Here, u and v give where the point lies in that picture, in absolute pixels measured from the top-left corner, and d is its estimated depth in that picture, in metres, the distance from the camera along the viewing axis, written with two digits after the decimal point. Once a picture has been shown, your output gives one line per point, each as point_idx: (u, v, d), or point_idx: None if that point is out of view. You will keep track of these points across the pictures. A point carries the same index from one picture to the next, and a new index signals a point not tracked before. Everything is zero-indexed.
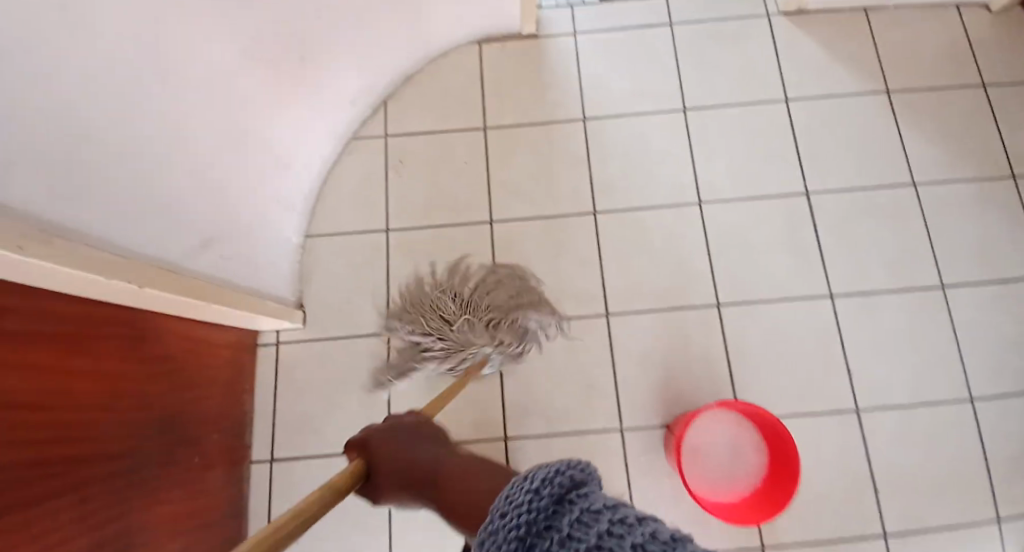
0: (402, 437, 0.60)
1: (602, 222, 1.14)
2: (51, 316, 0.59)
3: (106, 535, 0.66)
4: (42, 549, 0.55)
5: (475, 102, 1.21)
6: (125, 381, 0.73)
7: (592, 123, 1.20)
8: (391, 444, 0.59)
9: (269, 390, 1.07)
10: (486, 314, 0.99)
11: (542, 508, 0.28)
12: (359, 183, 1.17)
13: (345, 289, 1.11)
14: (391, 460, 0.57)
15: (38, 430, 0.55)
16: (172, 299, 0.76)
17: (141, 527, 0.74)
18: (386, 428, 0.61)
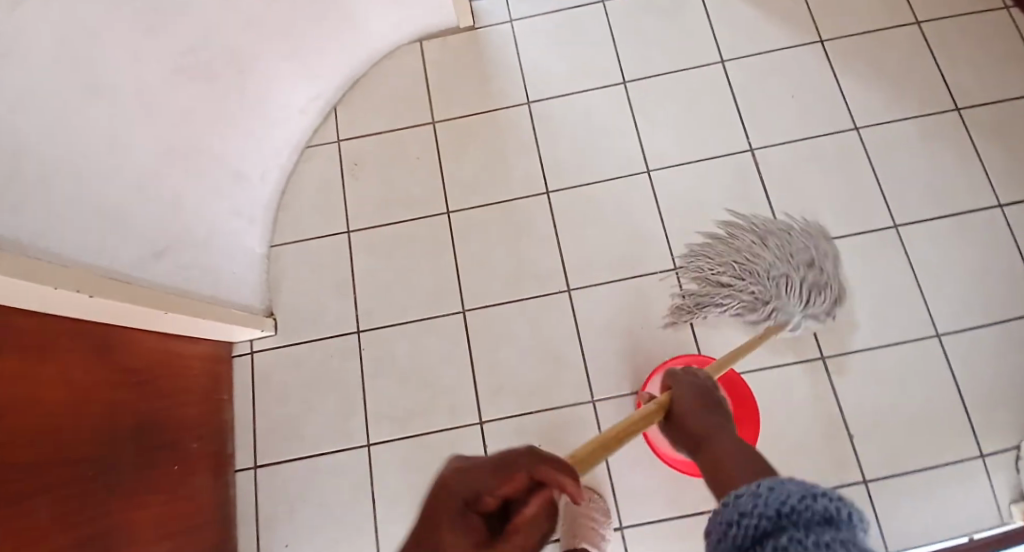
0: (702, 397, 0.71)
1: (555, 199, 1.16)
2: (15, 331, 0.62)
3: (91, 537, 0.68)
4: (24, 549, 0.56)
5: (422, 99, 1.26)
6: (97, 391, 0.75)
7: (537, 106, 1.23)
8: (695, 395, 0.72)
9: (247, 398, 1.07)
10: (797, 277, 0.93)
11: (813, 511, 0.33)
12: (317, 189, 1.20)
13: (311, 292, 1.13)
14: (684, 413, 0.70)
15: (15, 434, 0.58)
16: (122, 307, 0.79)
17: (127, 532, 0.76)
18: (689, 379, 0.75)
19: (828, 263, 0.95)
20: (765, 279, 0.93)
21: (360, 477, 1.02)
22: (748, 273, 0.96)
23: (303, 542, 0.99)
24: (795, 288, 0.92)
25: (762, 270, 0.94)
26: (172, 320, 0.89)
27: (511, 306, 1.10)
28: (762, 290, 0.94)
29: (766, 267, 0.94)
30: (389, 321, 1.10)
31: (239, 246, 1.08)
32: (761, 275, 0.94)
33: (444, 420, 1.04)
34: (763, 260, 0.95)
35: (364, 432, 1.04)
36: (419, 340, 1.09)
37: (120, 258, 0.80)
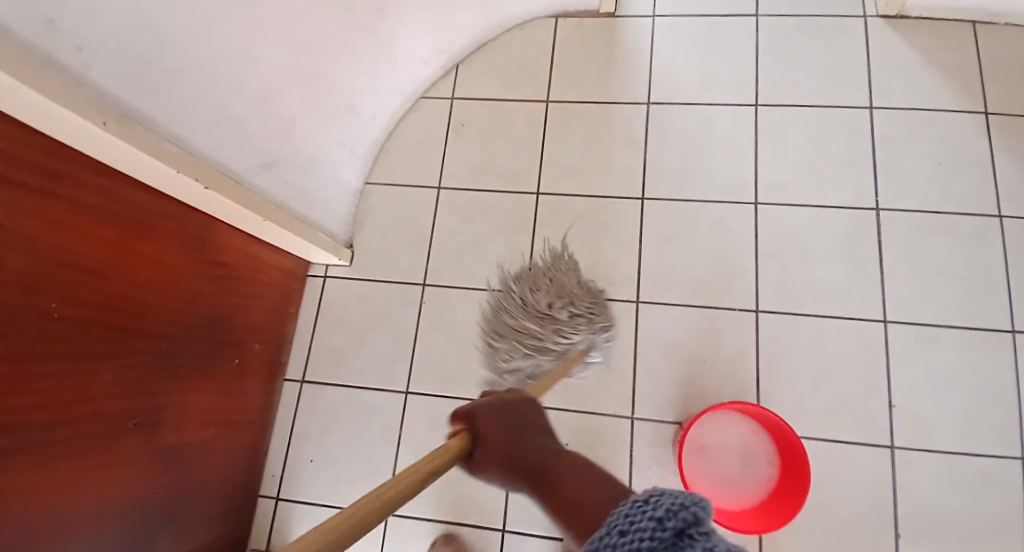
0: (513, 419, 0.62)
1: (649, 208, 1.13)
2: (121, 197, 0.68)
3: (140, 401, 0.75)
4: (64, 393, 0.63)
5: (542, 76, 1.24)
6: (187, 274, 0.81)
7: (657, 108, 1.19)
8: (503, 426, 0.61)
9: (310, 318, 1.12)
10: (545, 291, 0.99)
11: (667, 538, 0.34)
12: (421, 139, 1.22)
13: (391, 236, 1.16)
14: (503, 446, 0.59)
15: (88, 292, 0.64)
16: (230, 207, 0.84)
17: (176, 406, 0.82)
18: (493, 409, 0.62)
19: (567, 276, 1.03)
20: (537, 319, 0.97)
21: (391, 423, 1.04)
22: (532, 341, 0.97)
23: (323, 466, 1.03)
24: (557, 306, 0.97)
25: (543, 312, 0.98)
26: (266, 229, 0.94)
27: None
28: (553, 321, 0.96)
29: (534, 324, 0.97)
30: (456, 283, 1.12)
31: (338, 176, 1.12)
32: (533, 326, 0.97)
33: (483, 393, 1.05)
34: (530, 324, 0.97)
35: (406, 381, 1.07)
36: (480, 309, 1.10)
37: (235, 161, 0.84)
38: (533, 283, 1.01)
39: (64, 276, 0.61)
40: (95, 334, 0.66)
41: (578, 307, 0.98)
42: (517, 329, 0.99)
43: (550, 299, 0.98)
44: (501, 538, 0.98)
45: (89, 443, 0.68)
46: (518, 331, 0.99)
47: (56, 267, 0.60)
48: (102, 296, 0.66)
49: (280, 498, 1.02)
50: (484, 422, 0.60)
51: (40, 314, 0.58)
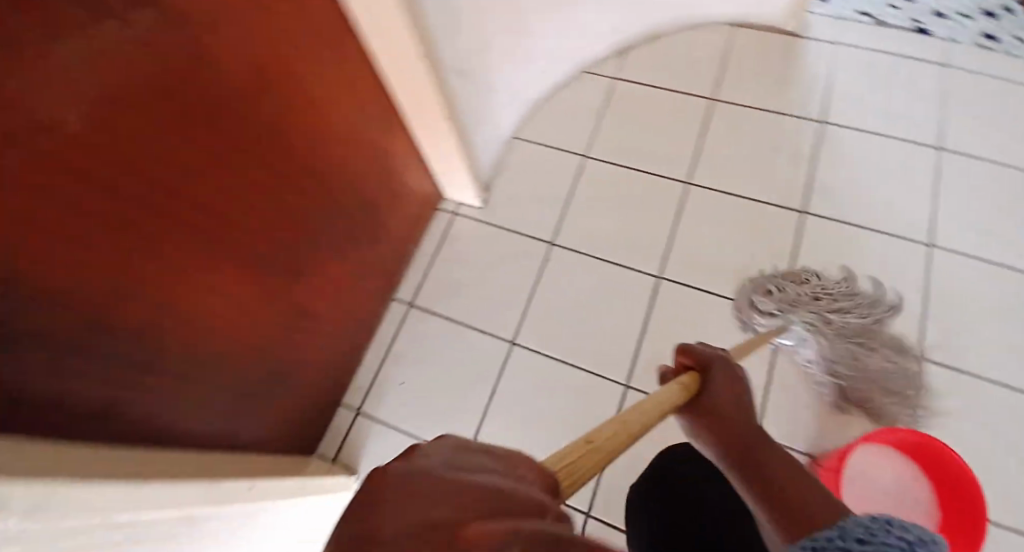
0: (744, 398, 0.51)
1: (809, 223, 1.01)
2: (336, 31, 0.68)
3: (302, 245, 0.73)
4: (258, 198, 0.61)
5: (713, 75, 1.18)
6: (365, 141, 0.80)
7: (832, 128, 1.10)
8: (732, 398, 0.50)
9: (432, 248, 1.10)
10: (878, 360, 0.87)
11: None
12: (576, 109, 1.19)
13: (529, 192, 1.12)
14: (727, 411, 0.49)
15: (290, 101, 0.63)
16: (424, 94, 0.82)
17: (320, 269, 0.80)
18: (732, 376, 0.52)
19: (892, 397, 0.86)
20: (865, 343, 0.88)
21: (488, 371, 0.98)
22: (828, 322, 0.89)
23: (412, 397, 0.98)
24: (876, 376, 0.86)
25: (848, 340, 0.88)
26: (425, 127, 0.90)
27: (711, 297, 0.97)
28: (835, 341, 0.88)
29: (831, 325, 0.89)
30: (585, 249, 1.05)
31: (499, 121, 1.10)
32: (838, 314, 0.89)
33: (591, 365, 0.96)
34: (835, 327, 0.89)
35: (515, 330, 1.01)
36: (604, 280, 1.01)
37: (445, 53, 0.81)
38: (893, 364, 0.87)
39: (275, 72, 0.60)
40: (283, 156, 0.64)
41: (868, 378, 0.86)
42: (825, 302, 0.90)
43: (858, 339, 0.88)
44: (582, 522, 0.88)
45: (256, 274, 0.66)
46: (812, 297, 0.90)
47: (269, 60, 0.58)
48: (297, 114, 0.65)
49: (361, 412, 0.97)
50: (712, 374, 0.52)
51: (250, 98, 0.57)
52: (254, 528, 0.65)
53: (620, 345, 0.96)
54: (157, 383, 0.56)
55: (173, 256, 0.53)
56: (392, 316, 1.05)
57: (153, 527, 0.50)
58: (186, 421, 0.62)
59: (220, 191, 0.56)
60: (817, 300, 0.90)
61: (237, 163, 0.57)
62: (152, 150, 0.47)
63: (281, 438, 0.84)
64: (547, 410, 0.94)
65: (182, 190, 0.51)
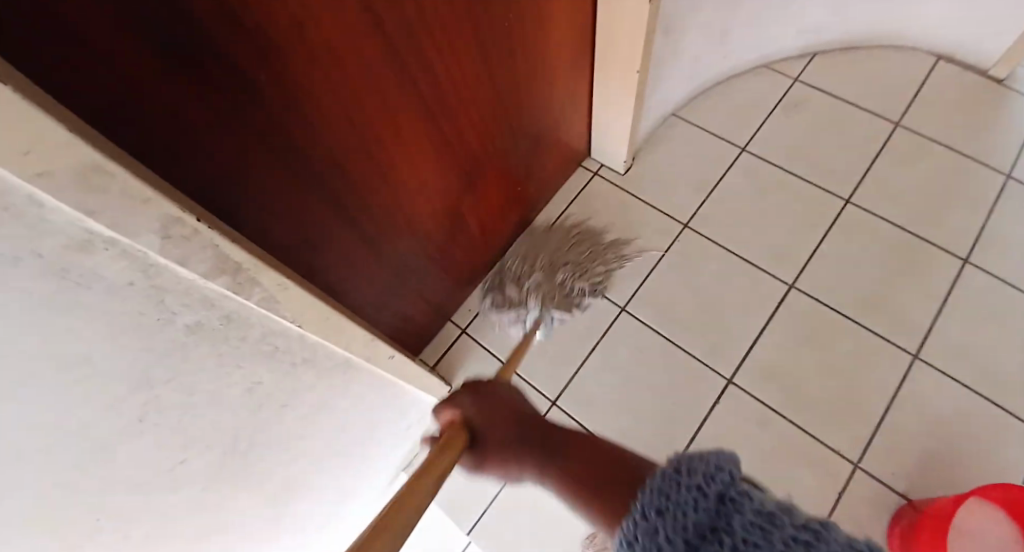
0: (501, 400, 0.57)
1: (968, 275, 0.95)
2: None
3: (480, 154, 0.77)
4: (468, 95, 0.65)
5: (902, 101, 1.11)
6: (558, 73, 0.83)
7: (1019, 185, 1.01)
8: (495, 413, 0.56)
9: (568, 198, 1.11)
10: (552, 256, 1.01)
11: (707, 509, 0.30)
12: (744, 102, 1.16)
13: (676, 170, 1.11)
14: (501, 422, 0.55)
15: (526, 13, 0.66)
16: (628, 38, 0.83)
17: (484, 184, 0.83)
18: (491, 390, 0.58)
19: (597, 269, 1.01)
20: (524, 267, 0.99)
21: (595, 327, 0.99)
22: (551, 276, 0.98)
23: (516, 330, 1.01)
24: (571, 273, 0.99)
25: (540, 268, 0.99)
26: (613, 75, 0.92)
27: (841, 319, 0.94)
28: (545, 276, 0.97)
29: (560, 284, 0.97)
30: (720, 240, 1.03)
31: (668, 93, 1.09)
32: (540, 271, 0.98)
33: (698, 351, 0.95)
34: (593, 270, 1.01)
35: (629, 297, 1.01)
36: (733, 274, 1.00)
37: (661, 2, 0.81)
38: (569, 246, 1.02)
39: None
40: (500, 67, 0.68)
41: (565, 267, 0.99)
42: (555, 251, 1.01)
43: (546, 264, 0.99)
44: None
45: (439, 172, 0.70)
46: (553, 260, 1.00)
47: None
48: (526, 28, 0.68)
49: (466, 331, 1.02)
50: (467, 407, 0.57)
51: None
52: (367, 393, 0.70)
53: (734, 342, 0.95)
54: (351, 237, 0.62)
55: (399, 127, 0.58)
56: None
57: (323, 354, 0.57)
58: (357, 283, 0.68)
59: (449, 76, 0.60)
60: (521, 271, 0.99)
61: (470, 55, 0.61)
62: (424, 16, 0.51)
63: (403, 330, 0.90)
64: (644, 380, 0.94)
65: (426, 63, 0.56)
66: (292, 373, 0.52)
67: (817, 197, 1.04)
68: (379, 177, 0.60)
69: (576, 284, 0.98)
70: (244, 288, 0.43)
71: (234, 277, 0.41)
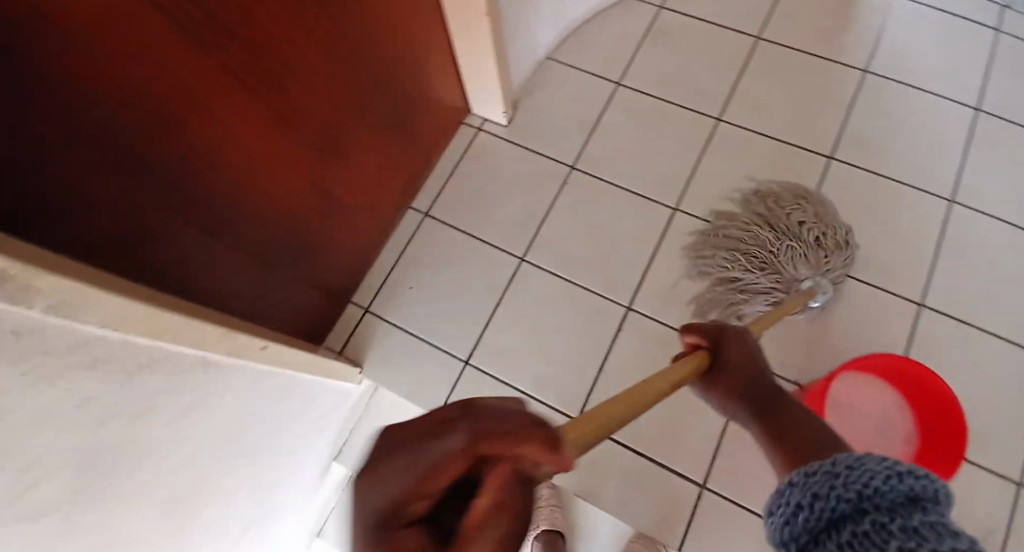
0: (754, 352, 0.51)
1: (835, 170, 1.00)
2: None
3: (325, 125, 0.73)
4: (283, 61, 0.62)
5: (761, 16, 1.13)
6: (398, 29, 0.80)
7: (872, 79, 1.06)
8: (743, 354, 0.50)
9: (454, 157, 1.08)
10: (784, 227, 0.90)
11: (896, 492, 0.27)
12: (615, 37, 1.15)
13: (558, 112, 1.10)
14: (738, 372, 0.49)
15: None
16: None
17: (342, 157, 0.80)
18: (741, 333, 0.52)
19: (835, 246, 0.88)
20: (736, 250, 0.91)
21: (496, 280, 0.99)
22: (790, 245, 0.88)
23: (420, 298, 0.99)
24: (805, 235, 0.88)
25: (755, 249, 0.90)
26: (466, 19, 0.89)
27: None
28: (764, 260, 0.88)
29: (816, 247, 0.88)
30: (606, 176, 1.04)
31: (534, 35, 1.07)
32: (778, 243, 0.88)
33: (599, 286, 0.97)
34: (827, 239, 0.88)
35: (527, 247, 1.00)
36: (623, 208, 1.01)
37: None
38: (803, 216, 0.90)
39: None
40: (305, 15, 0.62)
41: (797, 243, 0.88)
42: (775, 213, 0.92)
43: (768, 249, 0.89)
44: None
45: (278, 148, 0.67)
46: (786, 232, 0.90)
47: None
48: None
49: (368, 310, 0.99)
50: (712, 332, 0.53)
51: None
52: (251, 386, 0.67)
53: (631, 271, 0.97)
54: (185, 231, 0.57)
55: (194, 93, 0.52)
56: (409, 221, 1.04)
57: (168, 357, 0.52)
58: (208, 275, 0.63)
59: (251, 43, 0.57)
60: (734, 252, 0.91)
61: (269, 18, 0.58)
62: None
63: (291, 319, 0.85)
64: (551, 324, 0.96)
65: (217, 30, 0.52)
66: (138, 382, 0.47)
67: (692, 120, 1.06)
68: (193, 154, 0.55)
69: (808, 259, 0.87)
70: (23, 298, 0.36)
71: (4, 286, 0.34)
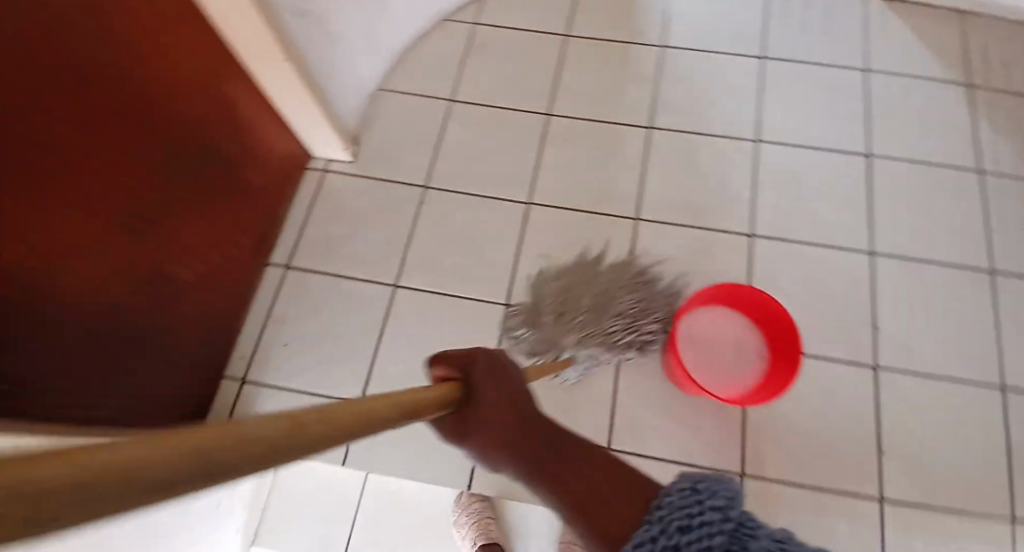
0: (510, 380, 0.49)
1: (658, 136, 1.10)
2: None
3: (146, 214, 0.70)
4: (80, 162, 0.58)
5: (563, 13, 1.22)
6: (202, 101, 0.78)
7: (670, 51, 1.17)
8: (503, 387, 0.48)
9: (305, 203, 1.06)
10: (603, 307, 0.94)
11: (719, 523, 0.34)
12: (437, 57, 1.19)
13: (399, 138, 1.11)
14: (492, 410, 0.46)
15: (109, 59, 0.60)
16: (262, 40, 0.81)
17: (174, 239, 0.76)
18: (495, 362, 0.49)
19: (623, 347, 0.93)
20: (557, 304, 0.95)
21: (376, 313, 0.98)
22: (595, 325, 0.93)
23: (303, 350, 0.96)
24: (614, 328, 0.92)
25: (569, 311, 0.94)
26: (277, 72, 0.88)
27: (580, 214, 1.04)
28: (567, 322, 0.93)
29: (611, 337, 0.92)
30: (459, 188, 1.07)
31: (356, 69, 1.07)
32: (592, 320, 0.93)
33: (477, 293, 0.99)
34: (618, 337, 0.92)
35: (398, 273, 1.00)
36: (481, 214, 1.04)
37: None
38: (626, 307, 0.93)
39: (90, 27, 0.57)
40: (69, 80, 0.56)
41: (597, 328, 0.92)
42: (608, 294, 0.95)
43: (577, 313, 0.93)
44: None
45: (94, 250, 0.63)
46: (595, 309, 0.94)
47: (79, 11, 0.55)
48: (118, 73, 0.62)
49: (248, 379, 0.95)
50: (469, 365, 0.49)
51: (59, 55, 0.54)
52: None
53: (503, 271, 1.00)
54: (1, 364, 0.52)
55: None
56: (273, 278, 1.01)
57: None
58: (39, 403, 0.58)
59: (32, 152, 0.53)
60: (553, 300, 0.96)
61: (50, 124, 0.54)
62: None
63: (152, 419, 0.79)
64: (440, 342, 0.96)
65: None
66: None
67: (525, 119, 1.12)
68: None
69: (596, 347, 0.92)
70: None
71: None
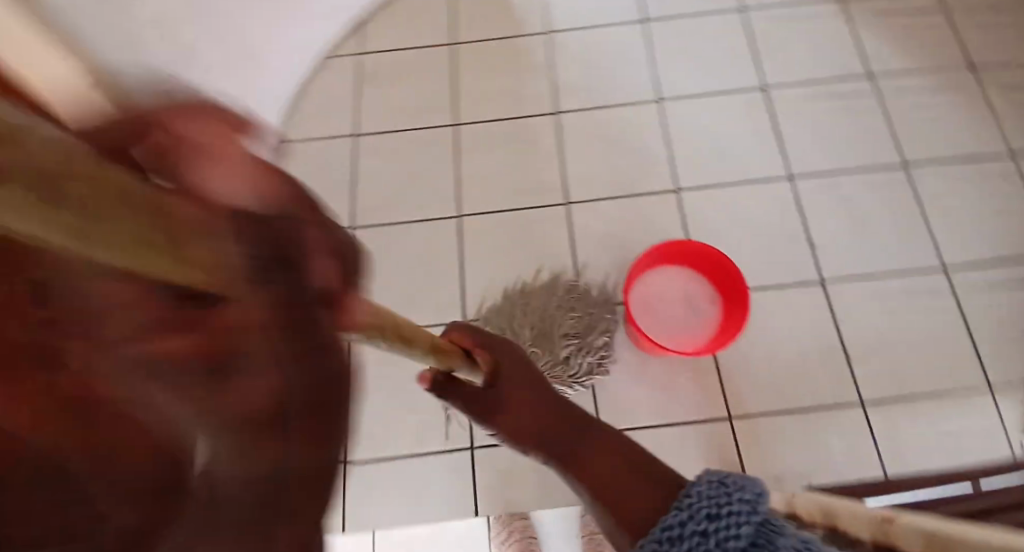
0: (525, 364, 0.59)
1: (566, 120, 1.11)
2: None
3: None
4: None
5: (445, 23, 1.22)
6: None
7: (556, 35, 1.19)
8: (521, 369, 0.58)
9: None
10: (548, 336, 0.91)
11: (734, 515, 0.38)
12: (332, 96, 1.17)
13: (315, 185, 1.09)
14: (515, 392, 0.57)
15: None
16: None
17: None
18: (511, 347, 0.60)
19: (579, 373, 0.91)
20: None
21: None
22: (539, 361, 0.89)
23: None
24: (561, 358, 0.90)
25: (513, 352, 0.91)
26: None
27: (512, 213, 1.04)
28: None
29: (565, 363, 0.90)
30: (387, 219, 1.05)
31: None
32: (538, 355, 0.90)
33: (433, 317, 0.98)
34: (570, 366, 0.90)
35: None
36: (417, 238, 1.03)
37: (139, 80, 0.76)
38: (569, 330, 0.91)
39: None
40: None
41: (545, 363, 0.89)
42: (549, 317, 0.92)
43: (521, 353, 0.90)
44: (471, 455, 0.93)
45: None
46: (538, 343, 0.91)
47: None
48: None
49: None
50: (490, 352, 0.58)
51: None
52: None
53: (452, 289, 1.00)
54: None
55: None
56: None
57: None
58: None
59: None
60: None
61: None
62: None
63: None
64: None
65: None
66: None
67: (435, 135, 1.11)
68: None
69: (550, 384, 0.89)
70: None
71: None
